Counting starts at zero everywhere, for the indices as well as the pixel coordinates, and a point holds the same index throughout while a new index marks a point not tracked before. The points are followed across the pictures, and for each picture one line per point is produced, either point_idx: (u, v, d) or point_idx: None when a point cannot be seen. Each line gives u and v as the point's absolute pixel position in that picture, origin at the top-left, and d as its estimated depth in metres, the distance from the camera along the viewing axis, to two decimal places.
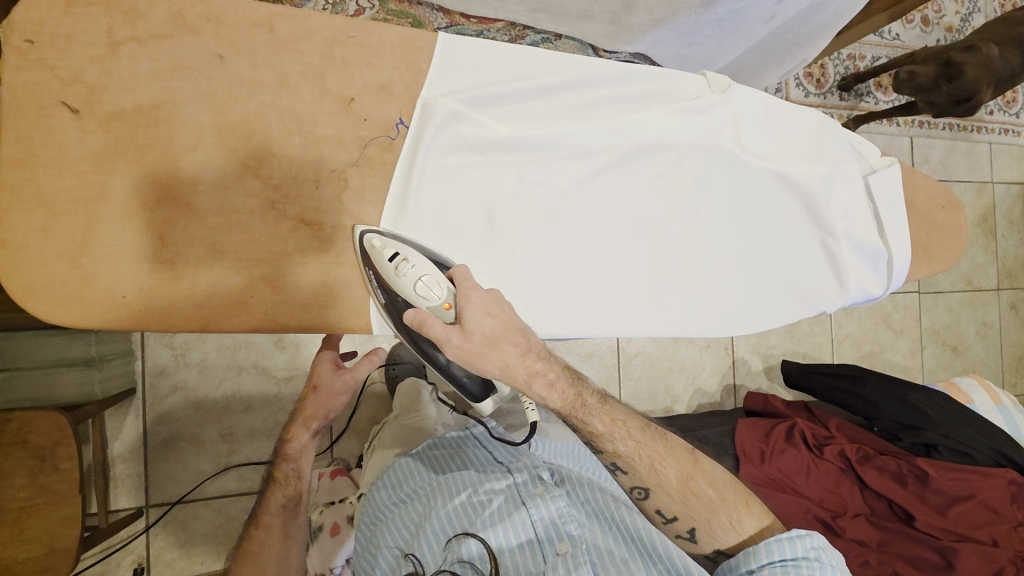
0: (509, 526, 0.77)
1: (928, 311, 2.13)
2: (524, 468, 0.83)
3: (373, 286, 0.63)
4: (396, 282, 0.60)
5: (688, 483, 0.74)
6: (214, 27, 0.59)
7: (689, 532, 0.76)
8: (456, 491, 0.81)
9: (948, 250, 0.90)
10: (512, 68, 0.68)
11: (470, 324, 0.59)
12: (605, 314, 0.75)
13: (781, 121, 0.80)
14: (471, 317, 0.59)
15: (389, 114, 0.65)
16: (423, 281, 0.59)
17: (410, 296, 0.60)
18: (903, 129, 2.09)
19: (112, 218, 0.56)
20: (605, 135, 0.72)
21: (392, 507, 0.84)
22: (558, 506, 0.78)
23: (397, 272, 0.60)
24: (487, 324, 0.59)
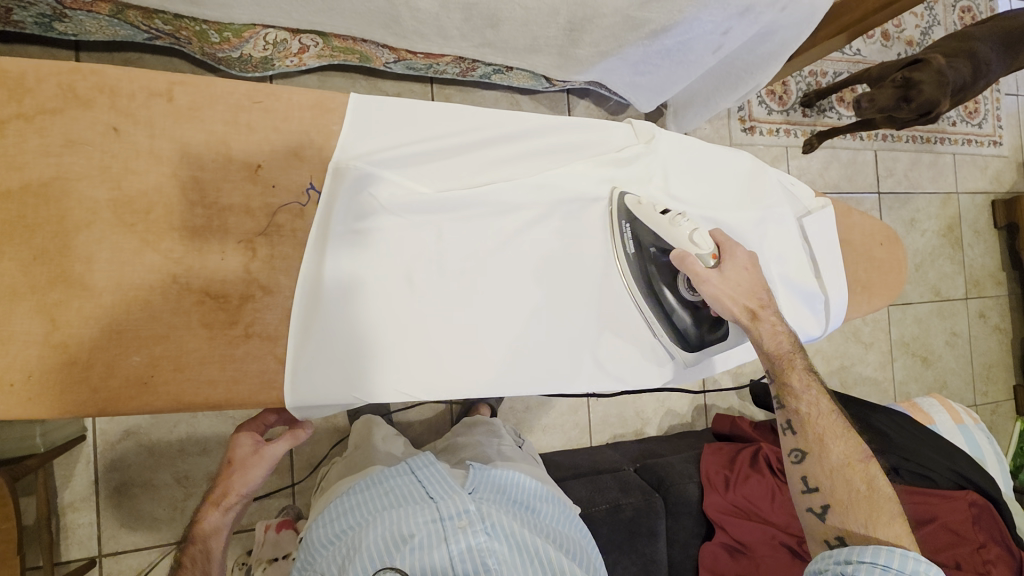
0: (426, 563, 0.68)
1: (897, 323, 2.14)
2: (452, 499, 0.74)
3: (625, 238, 0.76)
4: (671, 233, 0.72)
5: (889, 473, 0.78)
6: (108, 99, 0.57)
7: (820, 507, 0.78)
8: (378, 527, 0.71)
9: (888, 286, 0.89)
10: (429, 127, 0.67)
11: (729, 271, 0.74)
12: (528, 370, 0.75)
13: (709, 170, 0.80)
14: (733, 266, 0.74)
15: (299, 179, 0.63)
16: (696, 231, 0.71)
17: (681, 245, 0.71)
18: (867, 142, 2.11)
19: (1, 304, 0.54)
20: (526, 192, 0.71)
21: (320, 549, 0.75)
22: (479, 541, 0.70)
23: (675, 222, 0.71)
24: (747, 274, 0.75)
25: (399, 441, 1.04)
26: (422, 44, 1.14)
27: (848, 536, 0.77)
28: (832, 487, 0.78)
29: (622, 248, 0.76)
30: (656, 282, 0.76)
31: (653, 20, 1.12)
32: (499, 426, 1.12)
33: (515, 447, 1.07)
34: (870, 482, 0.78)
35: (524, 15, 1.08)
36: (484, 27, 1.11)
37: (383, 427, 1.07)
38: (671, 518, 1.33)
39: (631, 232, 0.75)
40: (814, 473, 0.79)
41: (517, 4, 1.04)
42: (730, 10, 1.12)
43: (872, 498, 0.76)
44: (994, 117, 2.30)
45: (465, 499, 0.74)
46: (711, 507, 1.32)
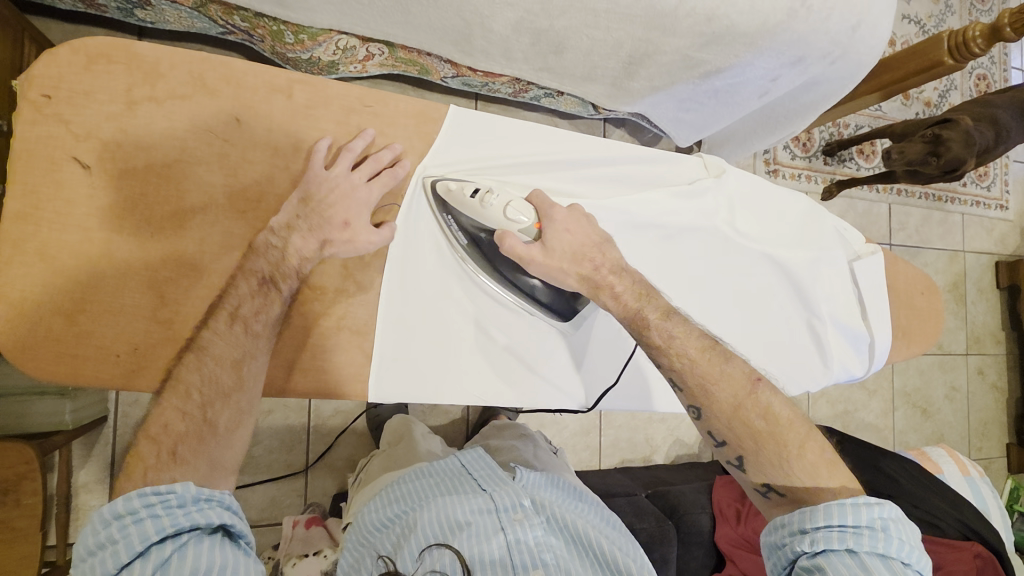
0: (486, 549, 0.70)
1: (901, 373, 2.19)
2: (507, 493, 0.77)
3: (452, 230, 0.68)
4: (483, 215, 0.65)
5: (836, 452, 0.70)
6: (232, 90, 0.60)
7: (736, 459, 0.67)
8: (436, 508, 0.73)
9: (926, 334, 0.93)
10: (518, 145, 0.71)
11: (551, 242, 0.66)
12: (437, 373, 0.70)
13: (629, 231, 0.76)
14: (552, 236, 0.66)
15: (400, 185, 0.67)
16: (510, 207, 0.65)
17: (501, 225, 0.65)
18: (882, 195, 2.18)
19: (114, 278, 0.56)
20: (601, 217, 0.74)
21: (375, 530, 0.76)
22: (536, 535, 0.73)
23: (483, 204, 0.65)
24: (565, 239, 0.67)
25: (437, 440, 1.07)
26: (485, 62, 1.19)
27: (772, 483, 0.65)
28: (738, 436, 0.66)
29: (456, 246, 0.69)
30: (502, 270, 0.69)
31: (709, 62, 1.18)
32: (535, 434, 1.14)
33: (550, 454, 1.10)
34: (775, 416, 0.65)
35: (588, 45, 1.13)
36: (548, 53, 1.15)
37: (419, 427, 1.08)
38: (682, 546, 1.35)
39: (459, 224, 0.68)
40: (716, 427, 0.67)
41: (585, 34, 1.09)
42: (783, 59, 1.18)
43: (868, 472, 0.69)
44: (1002, 182, 2.39)
45: (520, 495, 0.77)
46: (722, 538, 1.34)
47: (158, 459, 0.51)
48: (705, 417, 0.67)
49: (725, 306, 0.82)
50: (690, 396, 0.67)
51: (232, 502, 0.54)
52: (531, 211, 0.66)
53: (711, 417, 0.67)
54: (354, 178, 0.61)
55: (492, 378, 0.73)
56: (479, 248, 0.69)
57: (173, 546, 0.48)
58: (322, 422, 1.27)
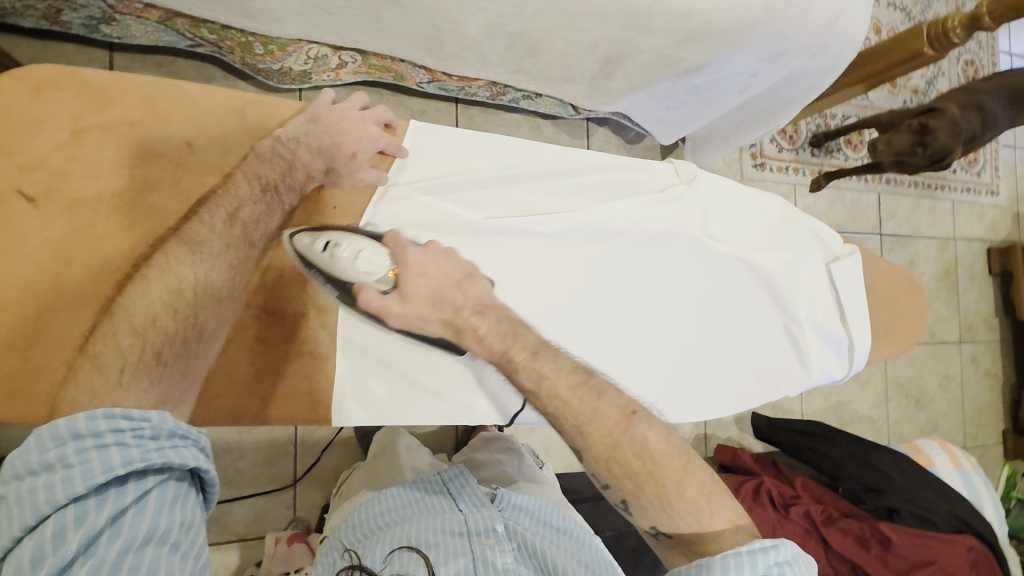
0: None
1: (894, 364, 2.18)
2: (480, 516, 0.74)
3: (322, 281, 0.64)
4: (337, 269, 0.61)
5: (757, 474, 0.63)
6: (185, 114, 0.59)
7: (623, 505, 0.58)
8: (405, 531, 0.72)
9: (910, 333, 0.92)
10: (481, 158, 0.71)
11: (407, 290, 0.59)
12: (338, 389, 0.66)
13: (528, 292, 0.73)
14: (408, 283, 0.59)
15: (362, 203, 0.66)
16: (361, 257, 0.60)
17: (356, 279, 0.60)
18: (871, 185, 2.17)
19: (67, 309, 0.54)
20: (569, 227, 0.74)
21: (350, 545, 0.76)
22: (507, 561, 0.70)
23: (334, 257, 0.61)
24: (422, 284, 0.59)
25: (423, 453, 1.05)
26: (459, 67, 1.17)
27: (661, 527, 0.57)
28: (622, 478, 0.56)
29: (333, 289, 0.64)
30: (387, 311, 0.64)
31: (686, 60, 1.16)
32: (521, 447, 1.13)
33: (536, 469, 1.09)
34: (654, 451, 0.56)
35: (564, 47, 1.11)
36: (523, 56, 1.14)
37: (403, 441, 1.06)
38: None
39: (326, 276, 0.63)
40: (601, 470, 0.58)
41: (559, 36, 1.07)
42: (760, 55, 1.16)
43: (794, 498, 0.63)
44: (992, 168, 2.38)
45: (494, 519, 0.74)
46: None
47: (141, 359, 0.48)
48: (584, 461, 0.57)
49: (694, 316, 0.81)
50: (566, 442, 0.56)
51: (204, 443, 0.51)
52: (386, 261, 0.60)
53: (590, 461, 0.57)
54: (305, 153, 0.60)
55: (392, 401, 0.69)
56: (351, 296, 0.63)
57: (135, 497, 0.45)
58: (308, 434, 1.27)
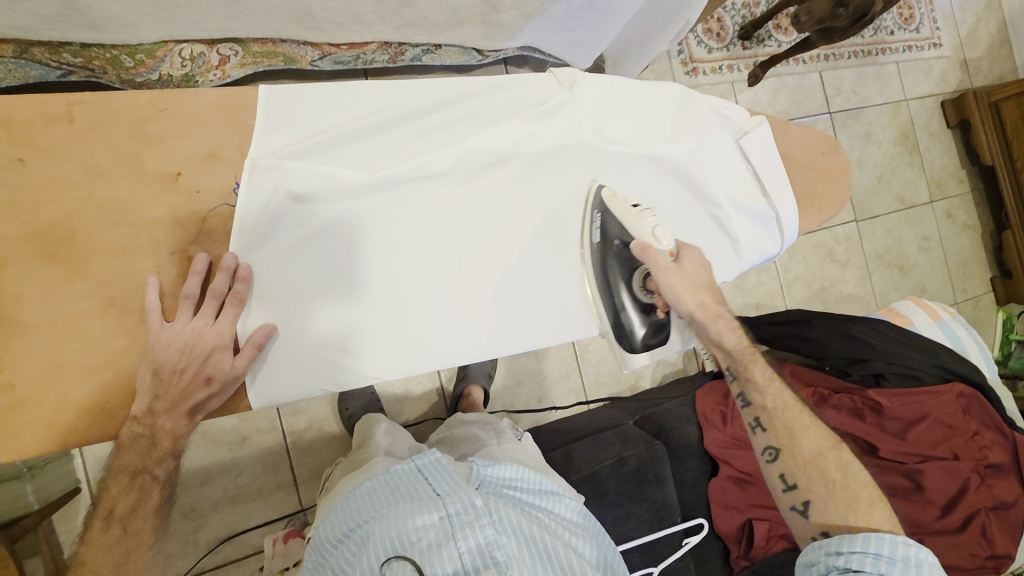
0: (439, 561, 0.69)
1: (870, 238, 2.17)
2: (459, 495, 0.76)
3: (595, 227, 0.76)
4: (634, 224, 0.73)
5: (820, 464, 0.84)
6: (4, 131, 0.55)
7: (802, 502, 0.84)
8: (387, 523, 0.73)
9: (836, 195, 0.89)
10: (341, 113, 0.66)
11: (686, 265, 0.74)
12: (275, 356, 0.65)
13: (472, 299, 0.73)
14: (688, 260, 0.75)
15: (222, 181, 0.62)
16: (658, 228, 0.72)
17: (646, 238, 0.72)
18: (811, 65, 2.11)
19: None
20: (455, 160, 0.70)
21: (331, 546, 0.76)
22: (487, 534, 0.71)
23: (641, 215, 0.73)
24: (698, 271, 0.75)
25: (402, 435, 1.09)
26: (341, 34, 1.11)
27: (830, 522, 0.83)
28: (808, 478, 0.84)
29: (589, 240, 0.76)
30: (614, 273, 0.74)
31: None
32: (500, 422, 1.17)
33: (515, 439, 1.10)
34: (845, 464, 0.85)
35: None
36: (400, 7, 1.08)
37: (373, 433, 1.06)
38: (676, 461, 1.34)
39: (603, 220, 0.75)
40: (790, 470, 0.85)
41: None
42: None
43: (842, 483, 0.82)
44: (930, 20, 2.31)
45: (472, 494, 0.76)
46: (711, 444, 1.33)
47: None
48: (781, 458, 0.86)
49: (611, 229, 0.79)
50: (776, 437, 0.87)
51: None
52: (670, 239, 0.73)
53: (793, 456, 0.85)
54: (202, 321, 0.60)
55: (317, 365, 0.66)
56: (617, 255, 0.75)
57: None
58: (298, 437, 1.29)
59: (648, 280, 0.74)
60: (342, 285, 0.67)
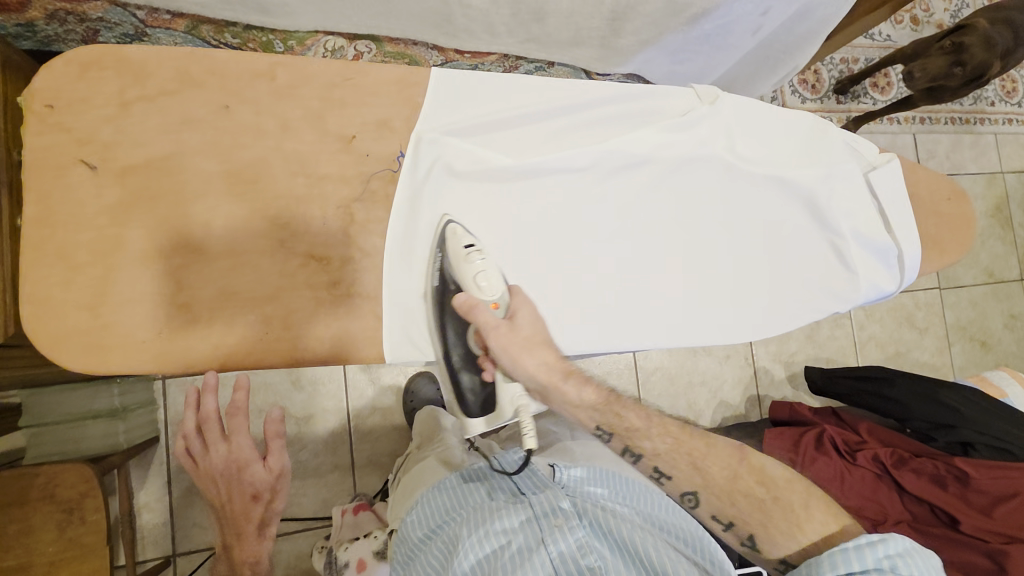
0: (532, 567, 0.68)
1: (952, 307, 2.08)
2: (545, 496, 0.76)
3: (433, 267, 0.68)
4: (460, 266, 0.65)
5: (739, 486, 0.69)
6: (218, 80, 0.62)
7: (749, 538, 0.68)
8: (476, 524, 0.73)
9: (959, 241, 0.88)
10: (500, 99, 0.69)
11: (517, 319, 0.67)
12: (415, 318, 0.69)
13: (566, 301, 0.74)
14: (519, 314, 0.67)
15: (390, 148, 0.66)
16: (482, 275, 0.65)
17: (467, 287, 0.65)
18: (905, 126, 2.08)
19: (132, 267, 0.59)
20: (596, 158, 0.73)
21: (419, 544, 0.76)
22: (577, 538, 0.71)
23: (467, 258, 0.65)
24: (531, 326, 0.67)
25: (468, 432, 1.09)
26: (471, 43, 1.17)
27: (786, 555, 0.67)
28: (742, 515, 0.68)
29: (427, 282, 0.68)
30: (449, 328, 0.68)
31: (694, 4, 1.14)
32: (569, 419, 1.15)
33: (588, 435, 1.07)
34: (771, 479, 0.69)
35: (570, 6, 1.11)
36: (529, 22, 1.13)
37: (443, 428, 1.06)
38: None
39: (443, 263, 0.67)
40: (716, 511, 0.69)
41: None
42: None
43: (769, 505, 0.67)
44: None
45: (558, 497, 0.76)
46: None
47: None
48: (702, 503, 0.69)
49: (731, 245, 0.81)
50: (685, 482, 0.69)
51: None
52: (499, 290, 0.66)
53: (710, 497, 0.69)
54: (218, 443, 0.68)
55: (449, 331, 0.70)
56: (443, 301, 0.67)
57: None
58: (362, 422, 1.32)
59: (478, 335, 0.68)
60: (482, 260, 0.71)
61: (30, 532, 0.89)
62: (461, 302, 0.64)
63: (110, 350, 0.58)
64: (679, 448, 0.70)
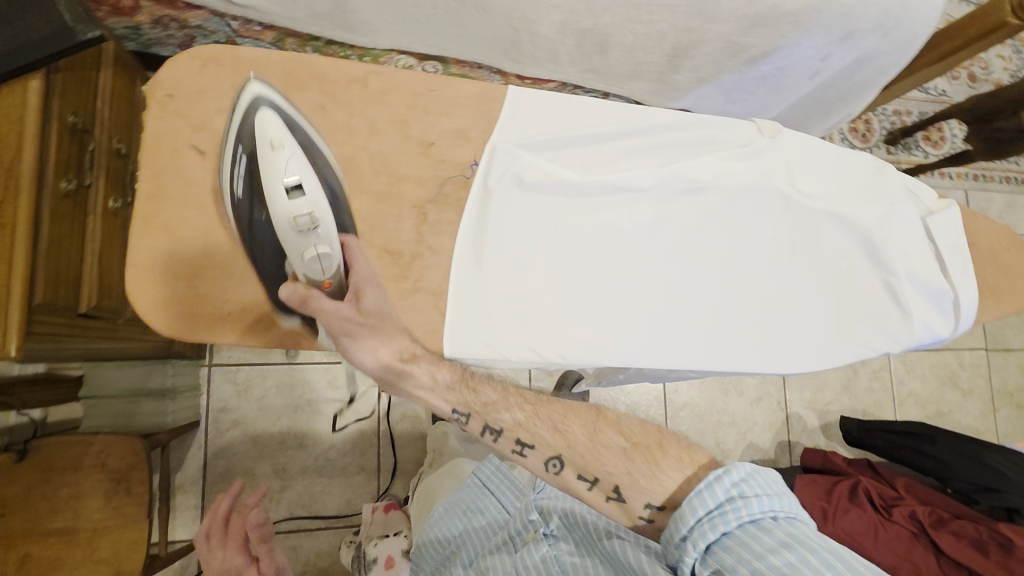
0: None
1: (999, 370, 2.01)
2: (517, 515, 0.78)
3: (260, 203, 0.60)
4: (287, 231, 0.59)
5: (601, 437, 0.59)
6: (317, 83, 0.68)
7: (614, 492, 0.57)
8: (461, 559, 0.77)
9: (1017, 293, 0.88)
10: (572, 118, 0.74)
11: (364, 302, 0.61)
12: (476, 314, 0.69)
13: (620, 314, 0.75)
14: (368, 297, 0.61)
15: (464, 156, 0.71)
16: (316, 252, 0.58)
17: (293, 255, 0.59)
18: (956, 181, 2.06)
19: (227, 245, 0.63)
20: (657, 180, 0.76)
21: None
22: (543, 550, 0.70)
23: (296, 224, 0.58)
24: (382, 304, 0.62)
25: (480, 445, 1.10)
26: (535, 69, 1.23)
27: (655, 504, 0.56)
28: (607, 467, 0.58)
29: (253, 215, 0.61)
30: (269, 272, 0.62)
31: (755, 46, 1.18)
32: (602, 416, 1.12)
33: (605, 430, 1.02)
34: (630, 428, 0.60)
35: (633, 41, 1.16)
36: (592, 53, 1.18)
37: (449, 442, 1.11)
38: None
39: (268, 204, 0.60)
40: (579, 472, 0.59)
41: (629, 29, 1.13)
42: (832, 36, 1.17)
43: (633, 453, 0.58)
44: None
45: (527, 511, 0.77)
46: None
47: None
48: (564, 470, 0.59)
49: (784, 276, 0.81)
50: (544, 448, 0.60)
51: None
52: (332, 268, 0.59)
53: (570, 459, 0.59)
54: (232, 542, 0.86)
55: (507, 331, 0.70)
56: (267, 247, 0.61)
57: None
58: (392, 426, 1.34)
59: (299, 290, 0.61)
60: (546, 266, 0.73)
61: (77, 497, 0.92)
62: (285, 294, 0.56)
63: (201, 320, 0.62)
64: (539, 413, 0.62)
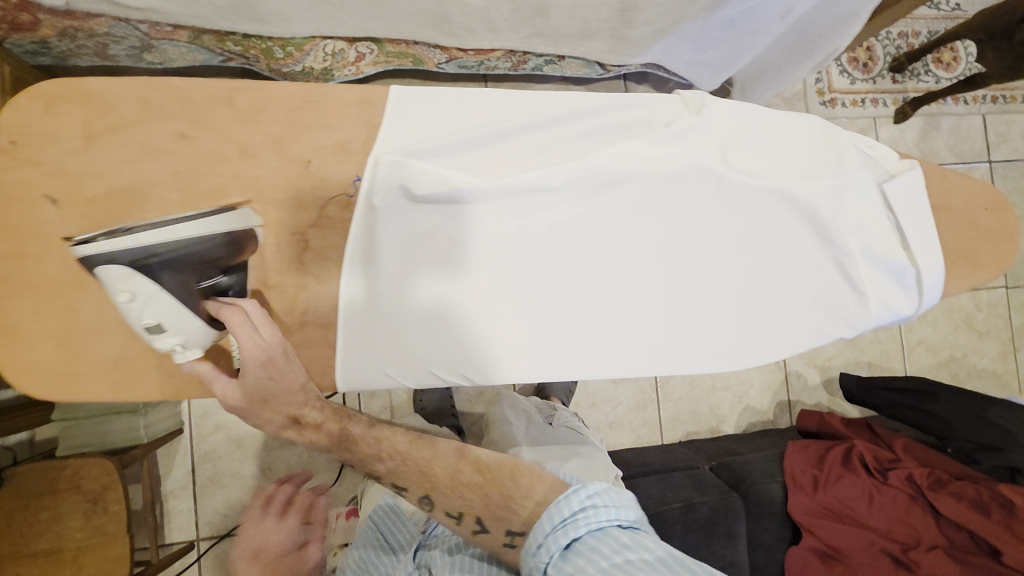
0: None
1: (1020, 309, 1.88)
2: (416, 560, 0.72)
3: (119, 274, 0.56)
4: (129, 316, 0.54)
5: (464, 476, 0.63)
6: (176, 109, 0.61)
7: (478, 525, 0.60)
8: None
9: (997, 257, 0.78)
10: (467, 116, 0.66)
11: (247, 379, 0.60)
12: (375, 340, 0.66)
13: (539, 324, 0.70)
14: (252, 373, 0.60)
15: (346, 172, 0.64)
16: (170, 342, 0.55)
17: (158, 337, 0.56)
18: (973, 106, 1.86)
19: (94, 298, 0.61)
20: (572, 176, 0.67)
21: None
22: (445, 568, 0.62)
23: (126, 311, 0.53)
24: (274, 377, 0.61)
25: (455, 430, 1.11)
26: (473, 41, 1.13)
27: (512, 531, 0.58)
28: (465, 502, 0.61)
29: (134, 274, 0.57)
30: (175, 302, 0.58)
31: None
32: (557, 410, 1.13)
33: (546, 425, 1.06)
34: (486, 461, 0.63)
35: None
36: (534, 16, 1.07)
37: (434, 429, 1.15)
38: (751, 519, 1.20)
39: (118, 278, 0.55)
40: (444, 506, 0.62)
41: None
42: None
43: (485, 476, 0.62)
44: None
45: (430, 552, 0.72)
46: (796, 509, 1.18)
47: None
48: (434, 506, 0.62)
49: (723, 264, 0.74)
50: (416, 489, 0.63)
51: None
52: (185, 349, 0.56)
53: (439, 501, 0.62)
54: None
55: (411, 353, 0.67)
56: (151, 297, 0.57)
57: None
58: None
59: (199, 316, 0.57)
60: (449, 280, 0.67)
61: (58, 520, 0.92)
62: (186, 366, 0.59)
63: (78, 377, 0.61)
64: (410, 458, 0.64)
